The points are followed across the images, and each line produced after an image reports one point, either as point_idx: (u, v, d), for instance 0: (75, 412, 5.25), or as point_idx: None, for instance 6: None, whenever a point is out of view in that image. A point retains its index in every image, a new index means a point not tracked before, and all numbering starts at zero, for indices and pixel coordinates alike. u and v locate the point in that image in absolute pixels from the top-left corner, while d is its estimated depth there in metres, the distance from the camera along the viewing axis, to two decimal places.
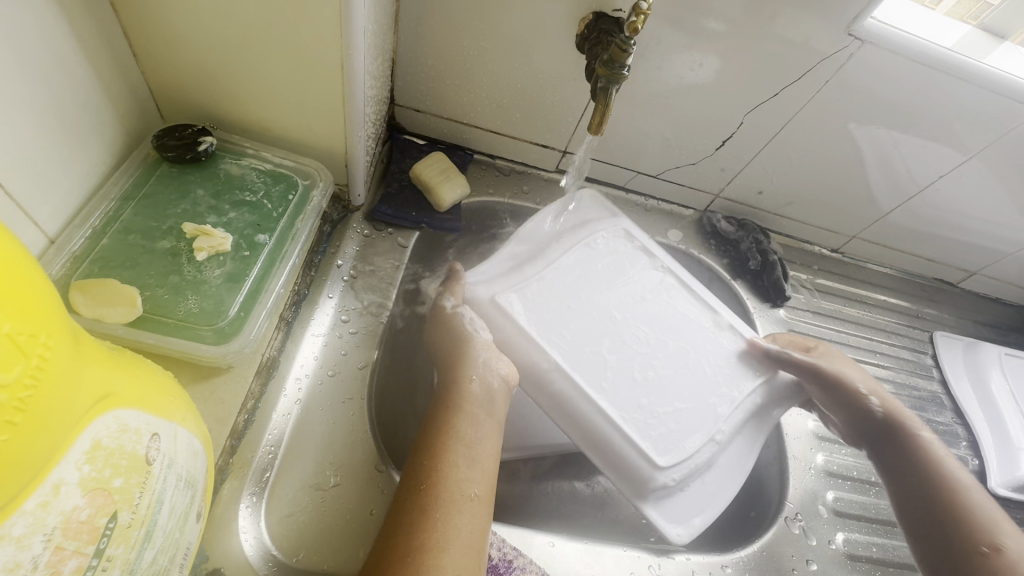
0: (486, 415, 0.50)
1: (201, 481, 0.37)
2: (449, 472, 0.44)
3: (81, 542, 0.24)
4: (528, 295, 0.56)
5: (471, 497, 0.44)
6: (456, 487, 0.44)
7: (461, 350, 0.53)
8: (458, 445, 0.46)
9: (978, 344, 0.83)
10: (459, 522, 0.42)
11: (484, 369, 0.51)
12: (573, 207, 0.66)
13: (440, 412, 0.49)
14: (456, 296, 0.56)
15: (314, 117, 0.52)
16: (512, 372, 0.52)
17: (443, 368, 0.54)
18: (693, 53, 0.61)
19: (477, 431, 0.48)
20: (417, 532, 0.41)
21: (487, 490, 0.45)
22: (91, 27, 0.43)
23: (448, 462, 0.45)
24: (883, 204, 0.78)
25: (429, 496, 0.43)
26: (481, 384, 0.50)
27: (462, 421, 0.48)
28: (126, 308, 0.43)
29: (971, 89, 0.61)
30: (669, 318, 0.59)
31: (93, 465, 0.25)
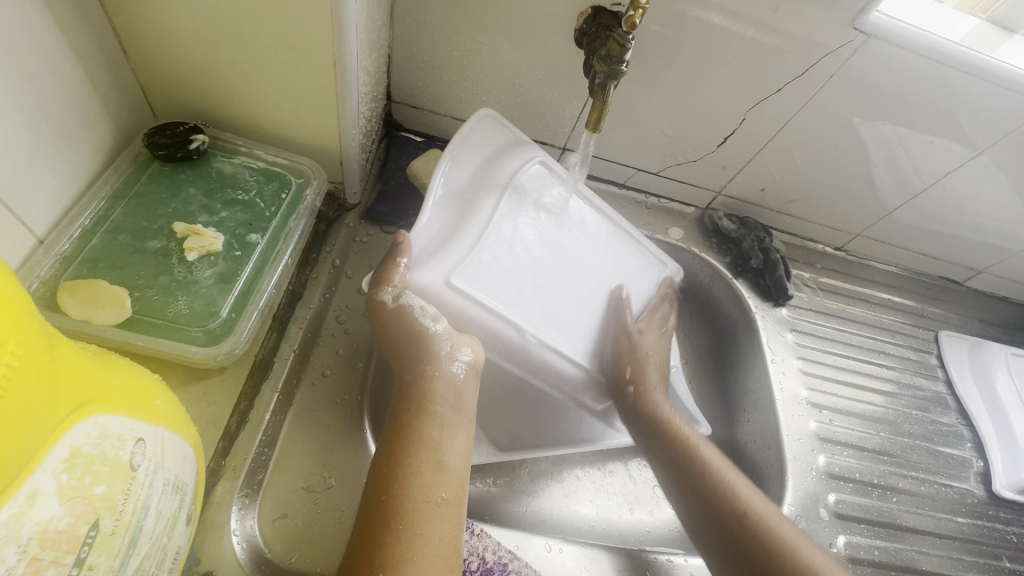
0: (455, 411, 0.48)
1: (190, 484, 0.36)
2: (413, 479, 0.43)
3: (60, 551, 0.24)
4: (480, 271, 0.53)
5: (438, 503, 0.43)
6: (420, 494, 0.43)
7: (422, 348, 0.49)
8: (424, 448, 0.45)
9: (984, 343, 0.81)
10: (426, 531, 0.41)
11: (446, 365, 0.49)
12: (475, 135, 0.60)
13: (404, 415, 0.47)
14: (395, 286, 0.50)
15: (308, 113, 0.51)
16: (477, 355, 0.51)
17: (405, 358, 0.51)
18: (694, 48, 0.60)
19: (447, 432, 0.46)
20: (382, 545, 0.40)
21: (456, 493, 0.44)
22: (79, 24, 0.42)
23: (413, 468, 0.44)
24: (888, 202, 0.77)
25: (394, 508, 0.42)
26: (444, 383, 0.48)
27: (426, 424, 0.46)
28: (116, 309, 0.42)
29: (978, 83, 0.60)
30: (576, 240, 0.62)
31: (71, 474, 0.25)
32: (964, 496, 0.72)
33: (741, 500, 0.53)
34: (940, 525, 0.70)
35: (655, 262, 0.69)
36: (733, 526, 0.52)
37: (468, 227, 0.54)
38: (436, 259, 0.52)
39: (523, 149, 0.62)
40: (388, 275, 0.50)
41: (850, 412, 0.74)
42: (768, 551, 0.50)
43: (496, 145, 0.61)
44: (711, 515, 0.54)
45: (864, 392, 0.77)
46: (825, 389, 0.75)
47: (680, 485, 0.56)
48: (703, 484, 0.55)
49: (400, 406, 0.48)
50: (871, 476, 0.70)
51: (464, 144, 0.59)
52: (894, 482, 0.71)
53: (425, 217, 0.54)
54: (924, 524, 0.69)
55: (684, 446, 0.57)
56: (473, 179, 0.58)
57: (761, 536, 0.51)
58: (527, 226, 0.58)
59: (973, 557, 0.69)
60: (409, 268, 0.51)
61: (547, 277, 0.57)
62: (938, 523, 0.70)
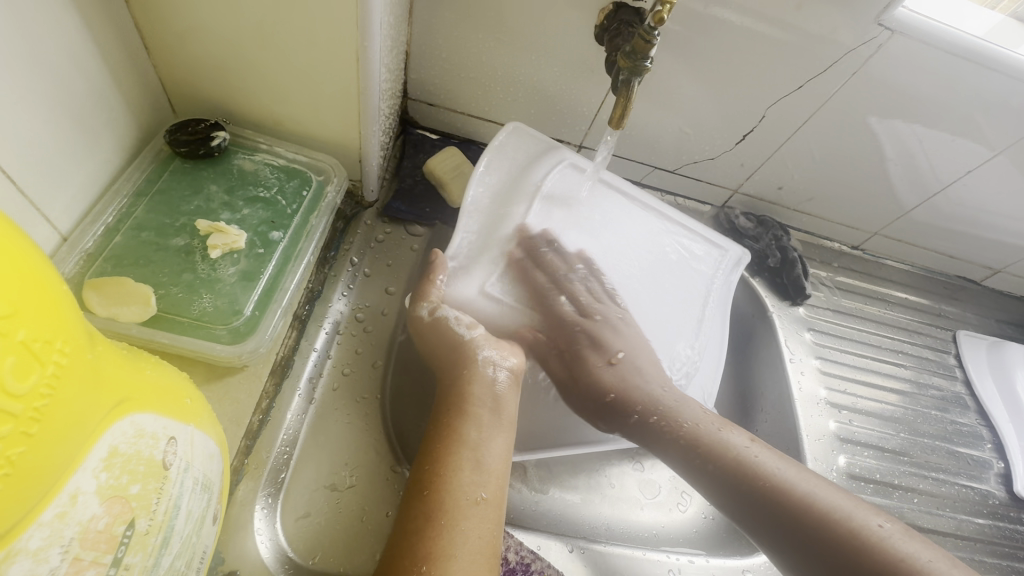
0: (493, 414, 0.50)
1: (217, 484, 0.36)
2: (455, 477, 0.44)
3: (99, 552, 0.24)
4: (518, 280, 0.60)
5: (477, 501, 0.44)
6: (461, 491, 0.43)
7: (459, 356, 0.53)
8: (463, 447, 0.46)
9: (1003, 343, 0.80)
10: (466, 527, 0.42)
11: (483, 372, 0.52)
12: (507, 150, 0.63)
13: (443, 418, 0.49)
14: (429, 301, 0.55)
15: (329, 111, 0.51)
16: (519, 361, 0.55)
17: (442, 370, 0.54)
18: (717, 44, 0.59)
19: (485, 434, 0.48)
20: (425, 539, 0.40)
21: (495, 492, 0.45)
22: (104, 20, 0.42)
23: (454, 466, 0.45)
24: (908, 200, 0.76)
25: (436, 502, 0.43)
26: (481, 386, 0.51)
27: (466, 424, 0.48)
28: (141, 307, 0.42)
29: (1004, 80, 0.59)
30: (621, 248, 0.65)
31: (110, 473, 0.24)
32: (984, 498, 0.72)
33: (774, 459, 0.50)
34: (960, 526, 0.69)
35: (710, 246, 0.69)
36: (767, 486, 0.48)
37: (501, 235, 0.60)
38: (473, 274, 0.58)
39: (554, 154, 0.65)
40: (424, 292, 0.55)
41: (869, 412, 0.74)
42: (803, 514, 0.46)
43: (529, 154, 0.64)
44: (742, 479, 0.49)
45: (882, 392, 0.76)
46: (844, 389, 0.75)
47: (701, 457, 0.52)
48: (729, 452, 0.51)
49: (442, 408, 0.50)
50: (891, 476, 0.70)
51: (500, 162, 0.62)
52: (915, 483, 0.70)
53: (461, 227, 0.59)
54: (944, 526, 0.69)
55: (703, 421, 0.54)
56: (504, 191, 0.62)
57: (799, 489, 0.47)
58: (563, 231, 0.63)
59: (994, 559, 0.68)
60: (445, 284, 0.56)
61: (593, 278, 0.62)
62: (959, 524, 0.69)
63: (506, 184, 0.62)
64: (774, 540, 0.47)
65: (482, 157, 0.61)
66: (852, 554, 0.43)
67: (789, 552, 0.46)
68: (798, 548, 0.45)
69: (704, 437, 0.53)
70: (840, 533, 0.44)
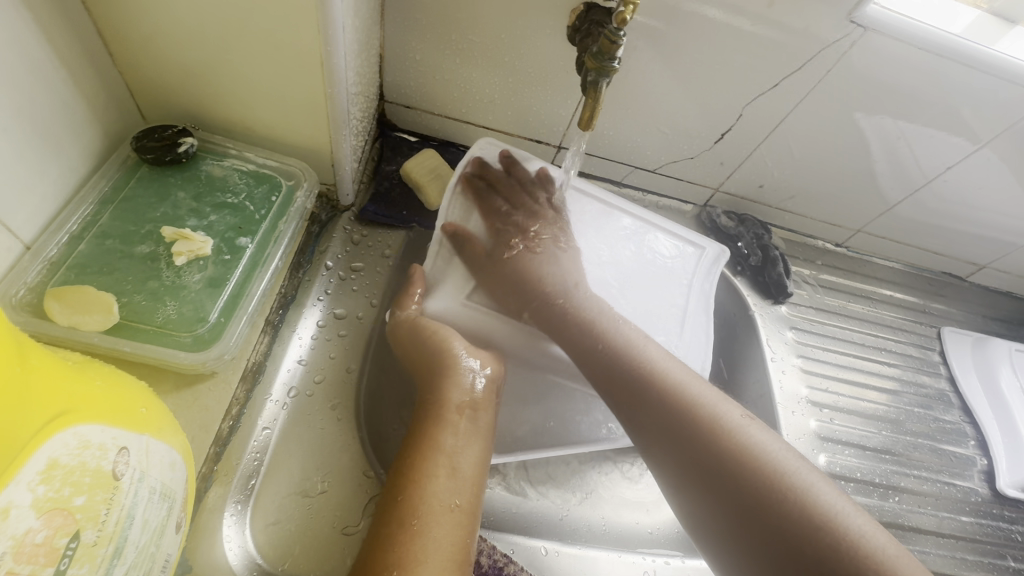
0: (472, 422, 0.49)
1: (179, 492, 0.35)
2: (427, 484, 0.44)
3: (38, 565, 0.24)
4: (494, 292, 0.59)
5: (451, 508, 0.44)
6: (434, 498, 0.43)
7: (439, 365, 0.52)
8: (439, 453, 0.46)
9: (986, 338, 0.80)
10: (438, 534, 0.42)
11: (462, 379, 0.51)
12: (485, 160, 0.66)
13: (420, 425, 0.49)
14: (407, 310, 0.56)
15: (297, 115, 0.51)
16: (496, 373, 0.54)
17: (422, 378, 0.53)
18: (689, 43, 0.59)
19: (461, 440, 0.48)
20: (397, 544, 0.41)
21: (469, 500, 0.45)
22: (64, 28, 0.41)
23: (428, 472, 0.45)
24: (889, 196, 0.75)
25: (409, 508, 0.43)
26: (461, 390, 0.50)
27: (442, 430, 0.48)
28: (103, 315, 0.42)
29: (977, 75, 0.59)
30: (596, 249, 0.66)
31: (48, 485, 0.24)
32: (968, 495, 0.72)
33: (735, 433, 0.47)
34: (943, 523, 0.69)
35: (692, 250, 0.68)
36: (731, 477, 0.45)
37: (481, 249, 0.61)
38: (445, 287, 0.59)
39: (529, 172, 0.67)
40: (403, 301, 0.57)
41: (852, 410, 0.74)
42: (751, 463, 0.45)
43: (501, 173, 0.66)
44: (706, 460, 0.47)
45: (866, 390, 0.76)
46: (826, 388, 0.74)
47: (666, 434, 0.49)
48: (698, 433, 0.48)
49: (418, 417, 0.49)
50: (873, 475, 0.70)
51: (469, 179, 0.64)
52: (898, 481, 0.70)
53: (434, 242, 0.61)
54: (927, 523, 0.68)
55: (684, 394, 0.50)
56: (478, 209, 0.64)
57: (759, 470, 0.45)
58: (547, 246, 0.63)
59: (977, 556, 0.68)
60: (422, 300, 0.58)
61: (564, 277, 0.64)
62: (942, 522, 0.69)
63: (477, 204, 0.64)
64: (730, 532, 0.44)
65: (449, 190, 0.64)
66: (804, 527, 0.41)
67: (745, 529, 0.43)
68: (755, 529, 0.43)
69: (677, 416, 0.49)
70: (804, 515, 0.42)
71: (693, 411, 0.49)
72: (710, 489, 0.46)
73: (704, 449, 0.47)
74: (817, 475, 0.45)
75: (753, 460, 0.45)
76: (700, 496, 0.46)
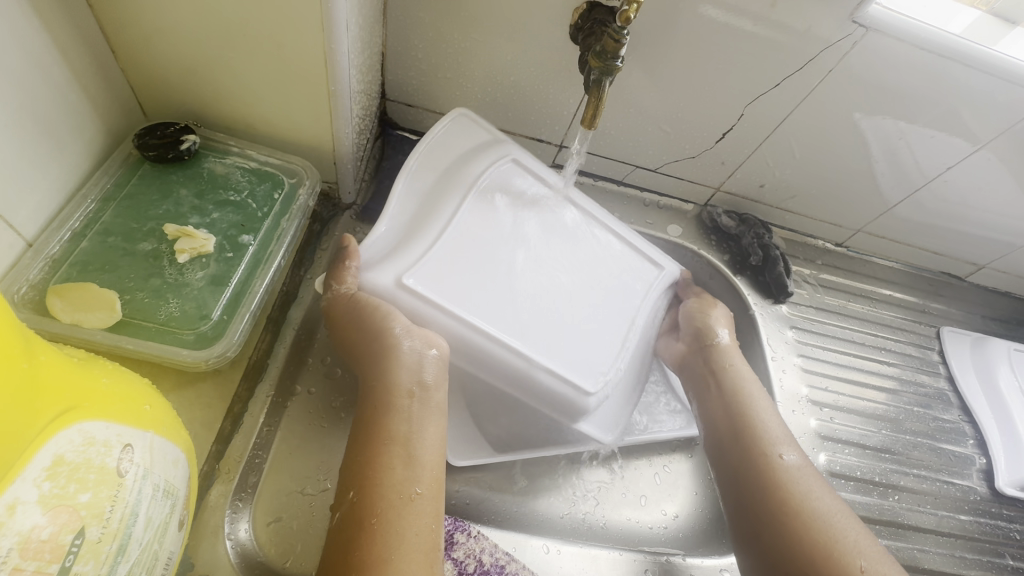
0: (422, 402, 0.47)
1: (182, 490, 0.35)
2: (383, 479, 0.42)
3: (43, 561, 0.24)
4: (445, 273, 0.50)
5: (412, 497, 0.42)
6: (392, 492, 0.42)
7: (381, 345, 0.47)
8: (394, 444, 0.44)
9: (986, 338, 0.80)
10: (402, 528, 0.41)
11: (410, 360, 0.47)
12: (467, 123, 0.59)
13: (368, 418, 0.46)
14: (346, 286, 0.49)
15: (299, 112, 0.51)
16: (444, 349, 0.48)
17: (369, 366, 0.49)
18: (692, 43, 0.59)
19: (416, 425, 0.46)
20: (357, 547, 0.39)
21: (431, 487, 0.44)
22: (66, 24, 0.41)
23: (384, 466, 0.43)
24: (890, 196, 0.76)
25: (369, 508, 0.41)
26: (411, 371, 0.47)
27: (393, 418, 0.45)
28: (106, 313, 0.42)
29: (979, 76, 0.59)
30: (580, 253, 0.59)
31: (54, 482, 0.24)
32: (967, 494, 0.72)
33: (798, 481, 0.51)
34: (943, 522, 0.69)
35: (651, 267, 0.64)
36: (749, 461, 0.53)
37: (434, 224, 0.51)
38: (394, 257, 0.49)
39: (499, 149, 0.58)
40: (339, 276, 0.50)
41: (852, 409, 0.74)
42: (802, 522, 0.48)
43: (476, 146, 0.58)
44: (760, 499, 0.51)
45: (865, 389, 0.76)
46: (826, 387, 0.75)
47: (734, 466, 0.54)
48: (760, 476, 0.52)
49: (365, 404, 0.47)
50: (873, 474, 0.70)
51: (442, 139, 0.56)
52: (896, 480, 0.70)
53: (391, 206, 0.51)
54: (926, 522, 0.69)
55: (752, 454, 0.54)
56: (435, 188, 0.54)
57: (805, 529, 0.48)
58: (520, 243, 0.55)
59: (976, 555, 0.68)
60: (360, 270, 0.50)
61: (534, 279, 0.54)
62: (940, 520, 0.69)
63: (440, 178, 0.54)
64: (740, 513, 0.52)
65: (414, 153, 0.54)
66: None
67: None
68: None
69: (737, 414, 0.57)
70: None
71: (763, 456, 0.53)
72: (755, 526, 0.51)
73: (758, 493, 0.51)
74: (871, 543, 0.48)
75: (805, 515, 0.49)
76: (747, 530, 0.51)
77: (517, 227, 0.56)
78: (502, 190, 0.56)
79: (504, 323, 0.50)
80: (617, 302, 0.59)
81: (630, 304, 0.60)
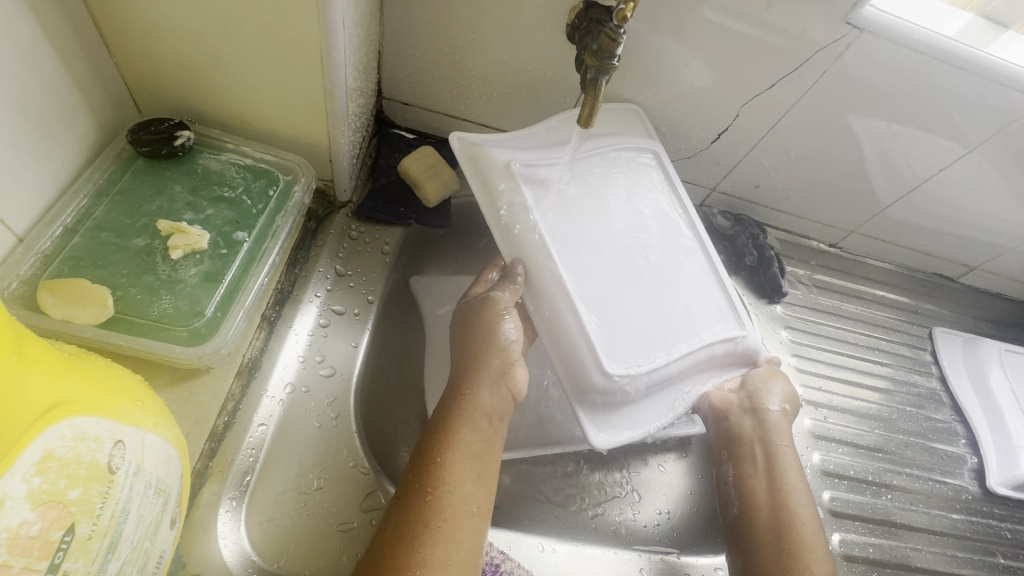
0: (490, 424, 0.49)
1: (174, 488, 0.35)
2: (455, 487, 0.45)
3: (32, 558, 0.23)
4: (545, 185, 0.54)
5: (473, 512, 0.44)
6: (461, 503, 0.44)
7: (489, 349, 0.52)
8: (463, 455, 0.46)
9: (978, 339, 0.80)
10: (462, 538, 0.43)
11: (499, 381, 0.51)
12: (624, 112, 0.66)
13: (445, 420, 0.48)
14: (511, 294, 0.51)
15: (295, 108, 0.50)
16: (518, 391, 0.52)
17: (459, 362, 0.53)
18: (687, 43, 0.59)
19: (488, 445, 0.48)
20: (424, 548, 0.41)
21: (485, 505, 0.45)
22: (59, 18, 0.41)
23: (455, 476, 0.45)
24: (883, 198, 0.76)
25: (434, 511, 0.43)
26: (494, 397, 0.50)
27: (468, 431, 0.48)
28: (98, 308, 0.41)
29: (971, 79, 0.59)
30: (680, 259, 0.58)
31: (44, 477, 0.24)
32: (958, 493, 0.72)
33: None
34: (935, 521, 0.70)
35: (733, 319, 0.57)
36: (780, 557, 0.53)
37: (554, 155, 0.56)
38: (510, 153, 0.55)
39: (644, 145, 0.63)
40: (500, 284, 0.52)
41: (846, 409, 0.74)
42: None
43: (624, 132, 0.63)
44: None
45: (860, 389, 0.77)
46: (821, 387, 0.75)
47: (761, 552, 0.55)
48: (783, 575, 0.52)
49: (447, 406, 0.49)
50: (866, 473, 0.70)
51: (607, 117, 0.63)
52: (889, 479, 0.71)
53: (539, 128, 0.58)
54: (918, 521, 0.69)
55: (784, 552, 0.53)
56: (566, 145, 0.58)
57: None
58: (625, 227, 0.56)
59: (967, 554, 0.69)
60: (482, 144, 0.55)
61: (628, 253, 0.55)
62: (933, 520, 0.70)
63: (582, 139, 0.59)
64: None
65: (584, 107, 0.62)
66: None
67: None
68: None
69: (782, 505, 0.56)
70: None
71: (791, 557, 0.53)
72: None
73: None
74: None
75: None
76: None
77: (627, 219, 0.57)
78: (625, 183, 0.59)
79: (583, 261, 0.52)
80: (680, 313, 0.55)
81: (695, 334, 0.54)
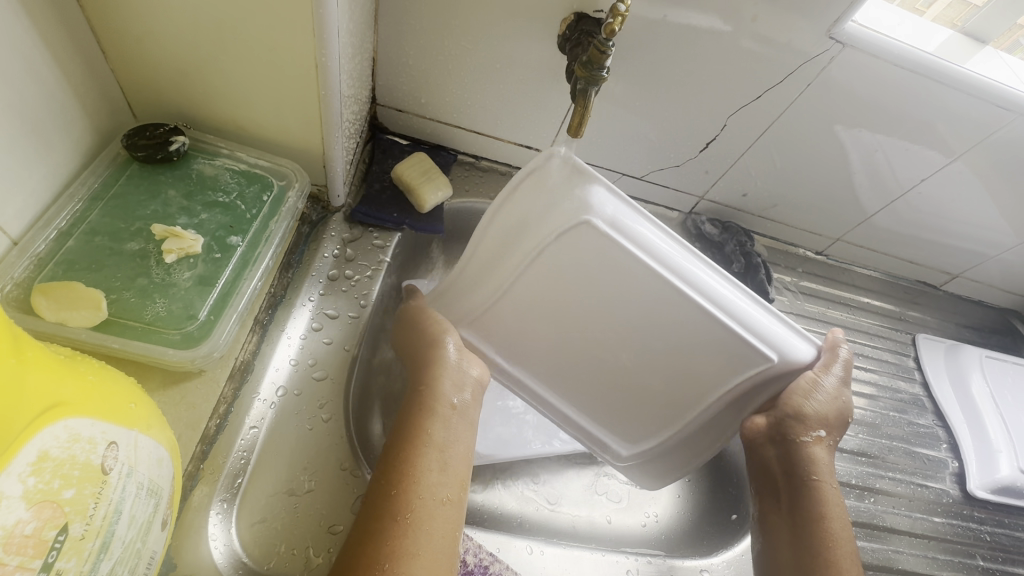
0: (455, 414, 0.50)
1: (166, 489, 0.35)
2: (422, 477, 0.45)
3: (26, 556, 0.24)
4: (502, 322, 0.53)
5: (443, 501, 0.45)
6: (429, 492, 0.45)
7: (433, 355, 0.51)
8: (431, 447, 0.47)
9: (959, 346, 0.82)
10: (431, 527, 0.43)
11: (457, 373, 0.51)
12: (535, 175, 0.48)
13: (409, 416, 0.49)
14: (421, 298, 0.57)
15: (290, 115, 0.51)
16: (483, 371, 0.53)
17: (417, 358, 0.53)
18: (676, 55, 0.61)
19: (452, 434, 0.49)
20: (390, 539, 0.41)
21: (457, 494, 0.46)
22: (57, 25, 0.42)
23: (422, 467, 0.45)
24: (867, 207, 0.78)
25: (403, 503, 0.43)
26: (455, 388, 0.51)
27: (432, 423, 0.48)
28: (92, 311, 0.42)
29: (951, 93, 0.61)
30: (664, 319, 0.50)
31: (39, 477, 0.25)
32: (940, 496, 0.74)
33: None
34: (918, 525, 0.71)
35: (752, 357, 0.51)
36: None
37: (489, 280, 0.52)
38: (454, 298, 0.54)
39: (578, 194, 0.47)
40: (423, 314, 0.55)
41: None
42: None
43: (552, 195, 0.47)
44: None
45: None
46: None
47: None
48: None
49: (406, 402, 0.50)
50: (849, 476, 0.72)
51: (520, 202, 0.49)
52: (873, 483, 0.72)
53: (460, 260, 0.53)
54: (900, 524, 0.70)
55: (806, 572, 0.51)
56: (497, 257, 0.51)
57: None
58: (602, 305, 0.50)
59: (948, 556, 0.70)
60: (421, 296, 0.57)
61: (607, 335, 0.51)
62: (915, 523, 0.71)
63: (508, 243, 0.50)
64: None
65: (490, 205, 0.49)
66: None
67: None
68: None
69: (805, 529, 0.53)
70: None
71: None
72: None
73: None
74: None
75: None
76: None
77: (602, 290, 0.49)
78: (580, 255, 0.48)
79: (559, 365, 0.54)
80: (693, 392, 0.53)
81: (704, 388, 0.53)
